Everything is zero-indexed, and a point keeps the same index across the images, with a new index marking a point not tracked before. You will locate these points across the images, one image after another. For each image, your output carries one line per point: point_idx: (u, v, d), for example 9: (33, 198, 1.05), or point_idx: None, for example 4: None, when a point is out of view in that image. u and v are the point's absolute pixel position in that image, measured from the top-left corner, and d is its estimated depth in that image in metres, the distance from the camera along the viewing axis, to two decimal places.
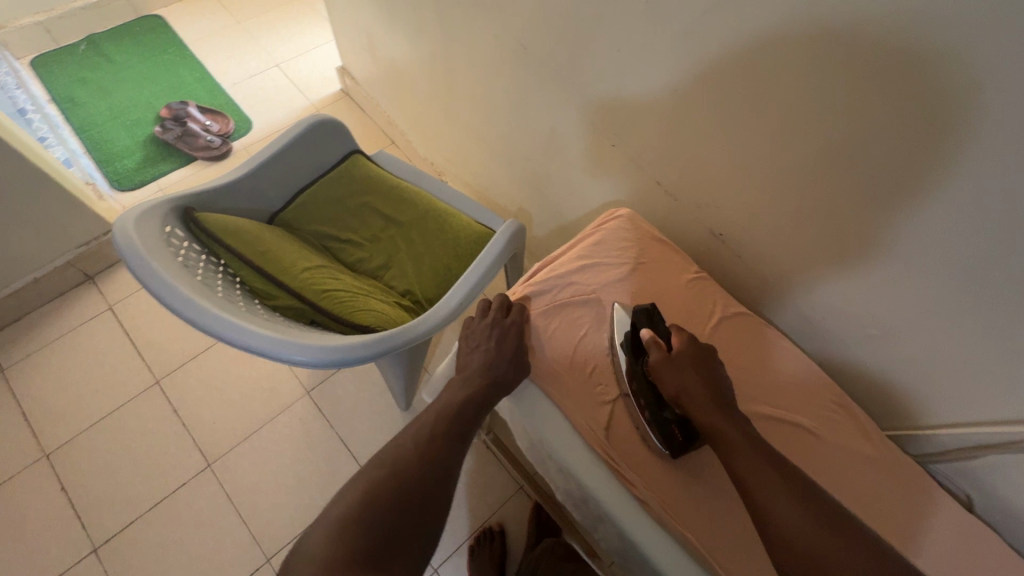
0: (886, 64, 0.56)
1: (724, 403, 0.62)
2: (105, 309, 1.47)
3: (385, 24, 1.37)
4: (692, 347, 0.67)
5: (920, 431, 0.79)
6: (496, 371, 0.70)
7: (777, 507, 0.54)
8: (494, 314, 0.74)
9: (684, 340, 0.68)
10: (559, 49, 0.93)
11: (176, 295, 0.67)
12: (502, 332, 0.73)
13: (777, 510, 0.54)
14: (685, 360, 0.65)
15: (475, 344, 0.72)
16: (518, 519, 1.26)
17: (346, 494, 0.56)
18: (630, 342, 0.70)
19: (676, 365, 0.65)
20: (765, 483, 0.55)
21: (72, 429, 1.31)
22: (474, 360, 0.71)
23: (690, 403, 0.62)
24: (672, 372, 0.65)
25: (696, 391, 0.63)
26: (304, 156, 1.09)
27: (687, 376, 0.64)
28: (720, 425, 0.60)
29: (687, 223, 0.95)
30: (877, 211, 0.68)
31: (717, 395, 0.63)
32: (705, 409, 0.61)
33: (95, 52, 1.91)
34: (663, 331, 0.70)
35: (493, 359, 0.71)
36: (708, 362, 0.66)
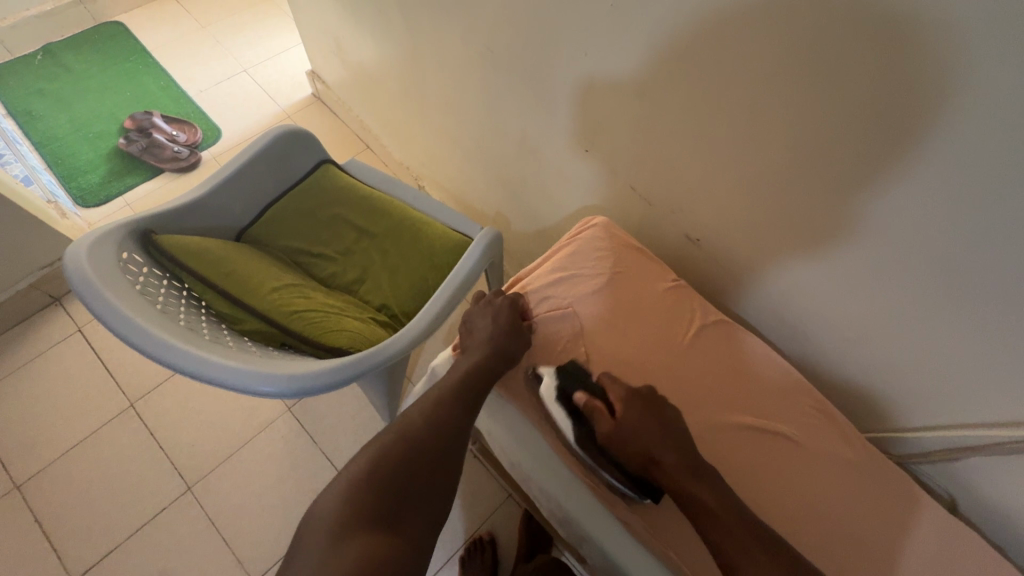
0: (855, 67, 0.55)
1: (687, 461, 0.61)
2: (74, 332, 1.42)
3: (351, 27, 1.33)
4: (637, 406, 0.65)
5: (902, 433, 0.79)
6: (497, 342, 0.71)
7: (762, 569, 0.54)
8: (488, 297, 0.78)
9: (622, 396, 0.66)
10: (528, 52, 0.91)
11: (132, 329, 0.64)
12: (497, 309, 0.75)
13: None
14: (633, 421, 0.64)
15: (475, 326, 0.75)
16: (508, 527, 1.25)
17: (318, 533, 0.54)
18: (567, 408, 0.67)
19: (629, 430, 0.63)
20: (745, 555, 0.55)
21: (44, 459, 1.27)
22: (474, 340, 0.73)
23: (656, 470, 0.62)
24: (626, 437, 0.63)
25: (657, 455, 0.62)
26: (271, 169, 1.05)
27: (648, 437, 0.63)
28: (694, 492, 0.59)
29: (664, 227, 0.93)
30: (852, 214, 0.67)
31: (674, 452, 0.62)
32: (675, 475, 0.61)
33: (53, 62, 1.84)
34: (595, 388, 0.68)
35: (489, 337, 0.71)
36: (656, 411, 0.65)
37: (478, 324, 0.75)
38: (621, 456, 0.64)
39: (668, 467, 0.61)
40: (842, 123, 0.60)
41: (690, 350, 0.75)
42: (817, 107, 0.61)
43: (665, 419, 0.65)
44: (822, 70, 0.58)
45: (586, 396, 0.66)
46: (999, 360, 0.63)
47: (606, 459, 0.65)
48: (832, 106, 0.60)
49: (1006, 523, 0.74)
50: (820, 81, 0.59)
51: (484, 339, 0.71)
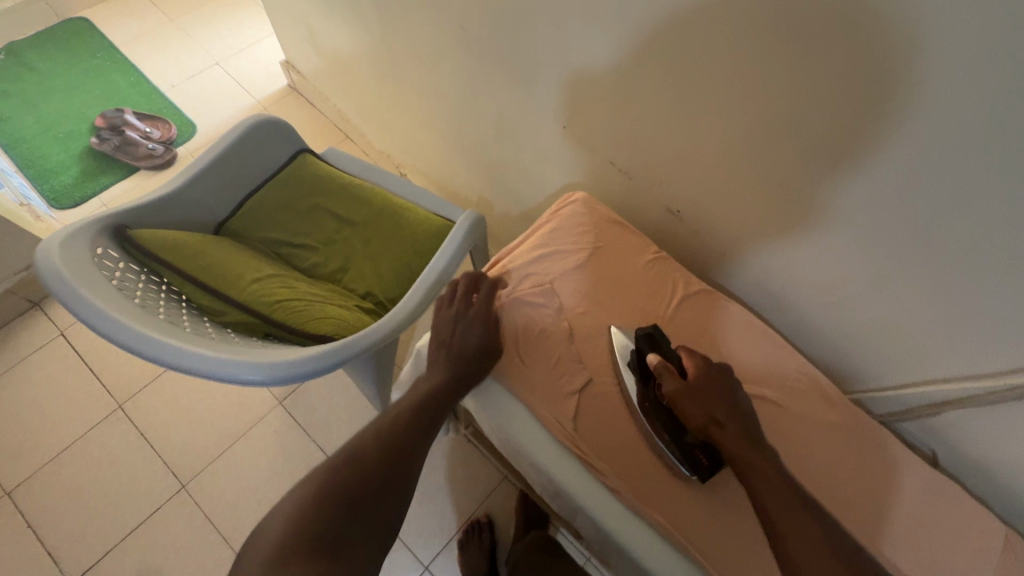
0: (825, 29, 0.55)
1: (752, 434, 0.59)
2: (57, 336, 1.40)
3: (322, 14, 1.31)
4: (709, 377, 0.64)
5: (883, 391, 0.81)
6: (464, 365, 0.69)
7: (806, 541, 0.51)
8: (459, 300, 0.73)
9: (701, 364, 0.65)
10: (501, 30, 0.90)
11: (109, 323, 0.63)
12: (466, 321, 0.72)
13: (804, 551, 0.50)
14: (705, 391, 0.63)
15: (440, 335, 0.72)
16: (505, 509, 1.26)
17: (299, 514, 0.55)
18: (638, 367, 0.68)
19: (701, 394, 0.62)
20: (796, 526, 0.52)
21: (33, 465, 1.25)
22: (438, 351, 0.71)
23: (722, 434, 0.60)
24: (693, 404, 0.62)
25: (724, 423, 0.60)
26: (246, 160, 1.03)
27: (715, 409, 0.61)
28: (754, 461, 0.57)
29: (644, 202, 0.93)
30: (825, 179, 0.68)
31: (743, 429, 0.60)
32: (740, 444, 0.59)
33: (17, 62, 1.79)
34: (670, 355, 0.67)
35: (456, 356, 0.70)
36: (729, 390, 0.63)
37: (445, 330, 0.72)
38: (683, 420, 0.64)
39: (732, 434, 0.59)
40: (814, 87, 0.60)
41: (672, 321, 0.75)
42: (790, 72, 0.61)
43: (734, 394, 0.63)
44: (794, 34, 0.58)
45: (661, 359, 0.65)
46: (973, 315, 0.64)
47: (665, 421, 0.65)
48: (805, 70, 0.59)
49: (984, 475, 0.76)
50: (793, 44, 0.58)
51: (450, 358, 0.70)
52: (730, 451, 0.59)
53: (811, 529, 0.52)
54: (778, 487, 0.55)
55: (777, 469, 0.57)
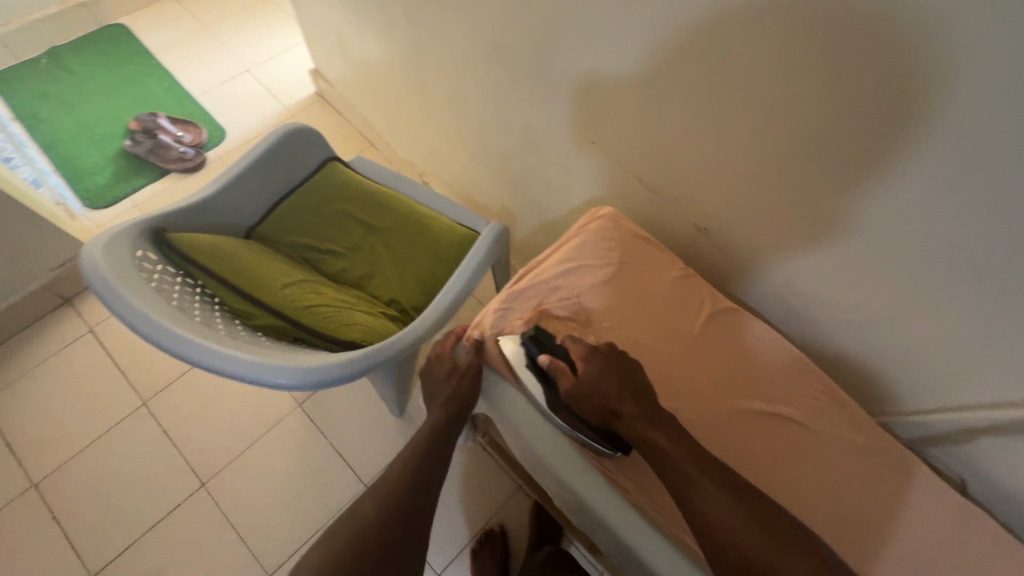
0: (861, 55, 0.56)
1: (643, 409, 0.65)
2: (86, 332, 1.44)
3: (354, 25, 1.34)
4: (595, 361, 0.68)
5: (910, 415, 0.80)
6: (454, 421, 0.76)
7: (710, 500, 0.58)
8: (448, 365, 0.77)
9: (582, 352, 0.69)
10: (533, 45, 0.91)
11: (150, 324, 0.65)
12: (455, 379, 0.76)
13: (715, 510, 0.58)
14: (596, 378, 0.66)
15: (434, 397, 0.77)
16: (518, 519, 1.26)
17: None
18: (534, 372, 0.69)
19: (589, 381, 0.66)
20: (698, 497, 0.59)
21: (60, 457, 1.28)
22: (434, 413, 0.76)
23: (619, 417, 0.65)
24: (587, 391, 0.66)
25: (616, 406, 0.65)
26: (278, 167, 1.06)
27: (608, 391, 0.66)
28: (651, 436, 0.63)
29: (670, 218, 0.94)
30: (855, 201, 0.68)
31: (633, 403, 0.65)
32: (636, 423, 0.64)
33: (58, 65, 1.85)
34: (558, 350, 0.70)
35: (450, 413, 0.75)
36: (616, 367, 0.68)
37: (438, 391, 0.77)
38: (585, 410, 0.67)
39: (627, 415, 0.65)
40: (848, 111, 0.60)
41: (698, 337, 0.75)
42: (824, 96, 0.61)
43: (622, 369, 0.68)
44: (829, 59, 0.58)
45: (550, 357, 0.69)
46: (1005, 341, 0.64)
47: (574, 415, 0.67)
48: (839, 94, 0.60)
49: (1014, 504, 0.75)
50: (829, 68, 0.59)
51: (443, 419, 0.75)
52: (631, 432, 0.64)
53: (712, 487, 0.59)
54: (672, 451, 0.62)
55: (671, 439, 0.62)
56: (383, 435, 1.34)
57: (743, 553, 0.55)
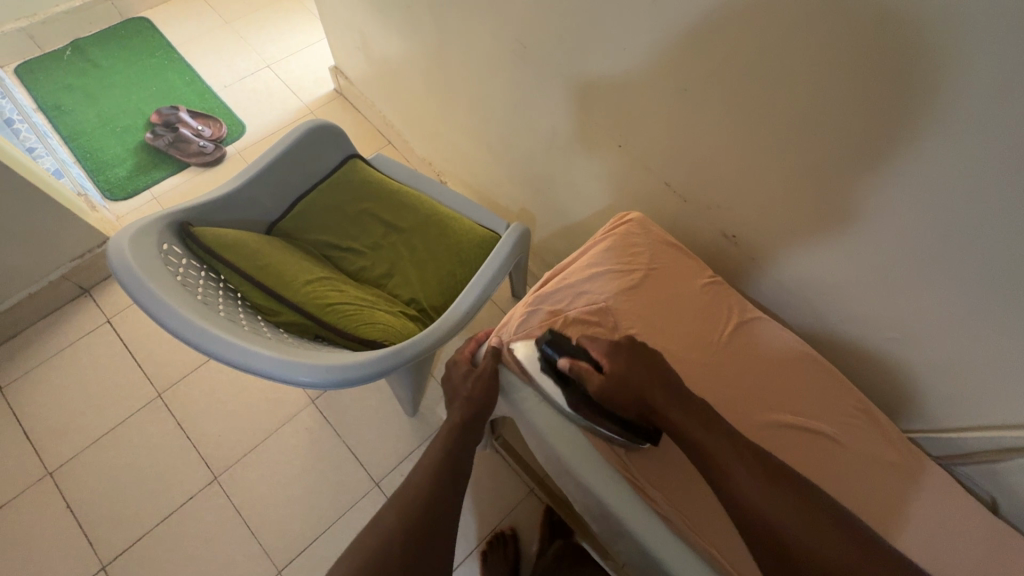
0: (915, 69, 0.54)
1: (674, 396, 0.63)
2: (104, 323, 1.45)
3: (378, 23, 1.34)
4: (619, 357, 0.66)
5: (941, 432, 0.79)
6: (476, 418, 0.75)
7: (746, 485, 0.57)
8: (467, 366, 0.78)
9: (606, 349, 0.67)
10: (562, 48, 0.90)
11: (176, 318, 0.65)
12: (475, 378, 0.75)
13: (751, 494, 0.56)
14: (623, 372, 0.65)
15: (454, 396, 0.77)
16: (529, 523, 1.25)
17: None
18: (555, 375, 0.68)
19: (618, 376, 0.64)
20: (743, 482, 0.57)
21: (75, 447, 1.29)
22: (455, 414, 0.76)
23: (650, 406, 0.63)
24: (615, 383, 0.64)
25: (648, 395, 0.63)
26: (301, 164, 1.06)
27: (637, 381, 0.64)
28: (684, 425, 0.61)
29: (697, 224, 0.93)
30: (891, 214, 0.66)
31: (662, 392, 0.64)
32: (668, 411, 0.62)
33: (81, 57, 1.87)
34: (578, 351, 0.68)
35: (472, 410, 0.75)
36: (642, 360, 0.66)
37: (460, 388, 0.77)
38: (612, 405, 0.65)
39: (658, 404, 0.63)
40: (896, 124, 0.59)
41: (727, 348, 0.74)
42: (870, 109, 0.60)
43: (648, 362, 0.66)
44: (880, 72, 0.57)
45: (571, 360, 0.66)
46: None
47: (600, 412, 0.66)
48: (887, 108, 0.59)
49: None
50: (879, 81, 0.57)
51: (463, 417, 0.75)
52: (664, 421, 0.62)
53: (748, 475, 0.58)
54: (706, 440, 0.60)
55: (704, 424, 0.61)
56: (397, 434, 1.34)
57: (782, 537, 0.54)
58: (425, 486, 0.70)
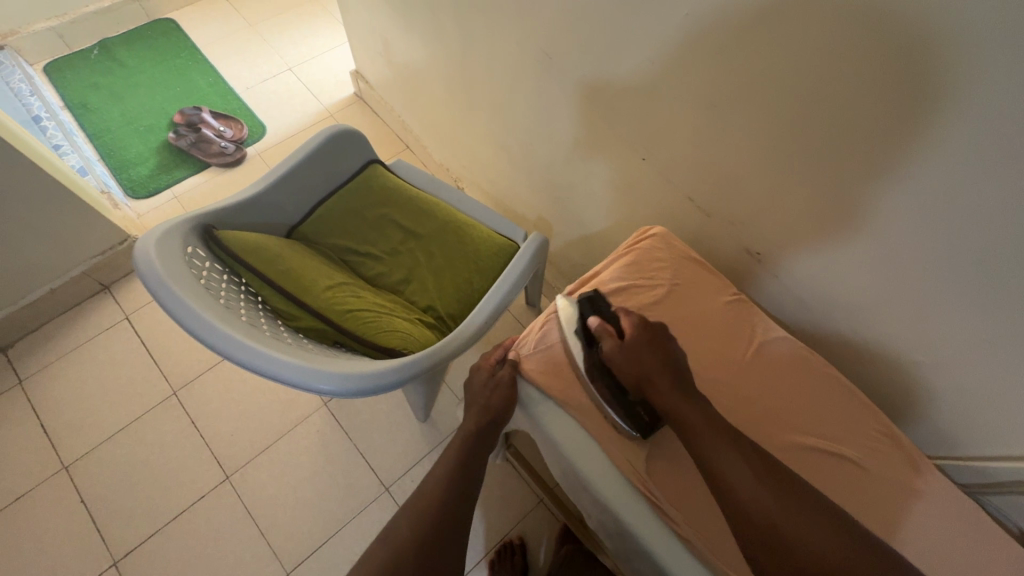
0: (962, 95, 0.53)
1: (680, 384, 0.65)
2: (122, 320, 1.47)
3: (401, 29, 1.35)
4: (645, 331, 0.69)
5: (969, 459, 0.77)
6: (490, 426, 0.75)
7: (733, 463, 0.59)
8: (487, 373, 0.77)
9: (634, 323, 0.71)
10: (588, 59, 0.90)
11: (200, 322, 0.66)
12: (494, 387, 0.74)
13: (735, 471, 0.58)
14: (640, 348, 0.68)
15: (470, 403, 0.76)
16: (538, 533, 1.24)
17: None
18: (582, 331, 0.72)
19: (635, 349, 0.68)
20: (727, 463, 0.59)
21: (91, 441, 1.30)
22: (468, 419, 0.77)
23: (651, 387, 0.65)
24: (629, 354, 0.67)
25: (653, 376, 0.65)
26: (322, 168, 1.07)
27: (646, 362, 0.66)
28: (682, 408, 0.63)
29: (720, 240, 0.92)
30: (926, 236, 0.65)
31: (669, 376, 0.65)
32: (666, 393, 0.64)
33: (108, 57, 1.90)
34: (610, 316, 0.73)
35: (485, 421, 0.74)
36: (662, 343, 0.69)
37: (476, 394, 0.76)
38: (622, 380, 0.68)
39: (660, 385, 0.65)
40: (939, 151, 0.58)
41: (750, 367, 0.73)
42: (913, 134, 0.59)
43: (665, 346, 0.69)
44: (925, 97, 0.56)
45: (600, 320, 0.71)
46: None
47: (609, 387, 0.69)
48: (930, 134, 0.57)
49: None
50: (924, 105, 0.56)
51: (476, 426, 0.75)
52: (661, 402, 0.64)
53: (739, 459, 0.59)
54: (702, 424, 0.62)
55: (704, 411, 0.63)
56: (408, 439, 1.34)
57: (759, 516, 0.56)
58: (439, 500, 0.70)
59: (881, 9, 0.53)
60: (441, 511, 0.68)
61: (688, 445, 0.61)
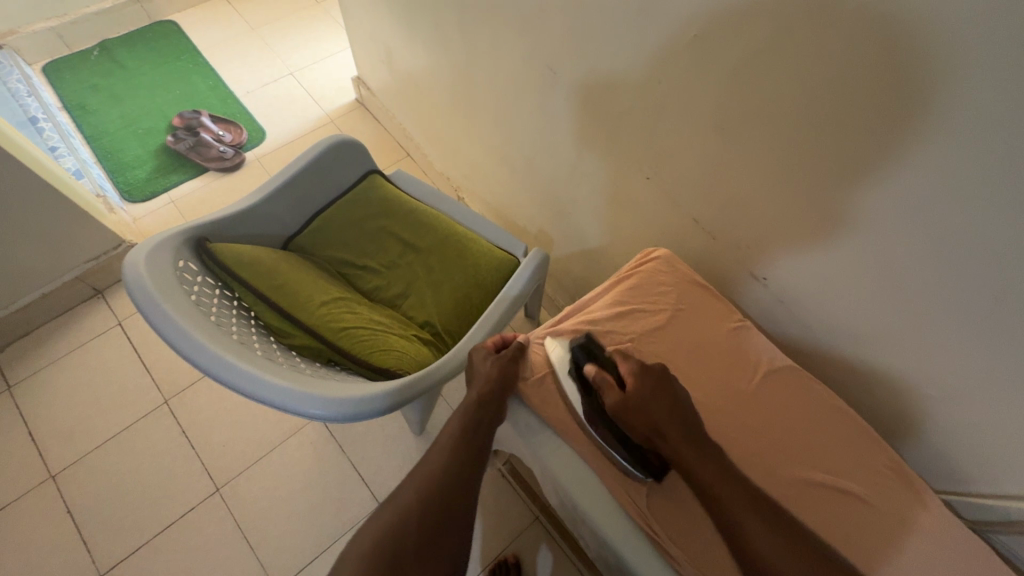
0: (979, 130, 0.51)
1: (689, 432, 0.64)
2: (115, 325, 1.44)
3: (404, 37, 1.33)
4: (646, 378, 0.67)
5: (978, 496, 0.75)
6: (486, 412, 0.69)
7: (751, 529, 0.58)
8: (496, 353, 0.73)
9: (633, 369, 0.68)
10: (595, 74, 0.88)
11: (189, 342, 0.63)
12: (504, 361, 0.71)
13: (753, 537, 0.58)
14: (643, 398, 0.65)
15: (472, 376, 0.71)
16: (535, 551, 1.20)
17: None
18: (580, 381, 0.69)
19: (638, 401, 0.65)
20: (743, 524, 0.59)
21: (79, 450, 1.28)
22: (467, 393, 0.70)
23: (661, 440, 0.63)
24: (632, 405, 0.65)
25: (662, 428, 0.64)
26: (321, 179, 1.05)
27: (653, 412, 0.64)
28: (693, 462, 0.62)
29: (725, 262, 0.90)
30: (937, 268, 0.63)
31: (679, 427, 0.64)
32: (678, 445, 0.63)
33: (108, 58, 1.88)
34: (607, 362, 0.71)
35: (480, 403, 0.69)
36: (668, 388, 0.66)
37: (480, 367, 0.72)
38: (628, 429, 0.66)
39: (672, 438, 0.63)
40: (949, 184, 0.57)
41: (754, 398, 0.71)
42: (921, 165, 0.58)
43: (672, 391, 0.66)
44: (935, 129, 0.54)
45: (598, 369, 0.69)
46: None
47: (616, 435, 0.66)
48: (940, 166, 0.56)
49: None
50: (939, 138, 0.55)
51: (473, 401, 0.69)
52: (675, 455, 0.63)
53: (755, 519, 0.59)
54: (716, 480, 0.61)
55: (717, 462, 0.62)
56: (402, 453, 1.32)
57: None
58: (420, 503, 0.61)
59: (897, 39, 0.52)
60: (426, 520, 0.61)
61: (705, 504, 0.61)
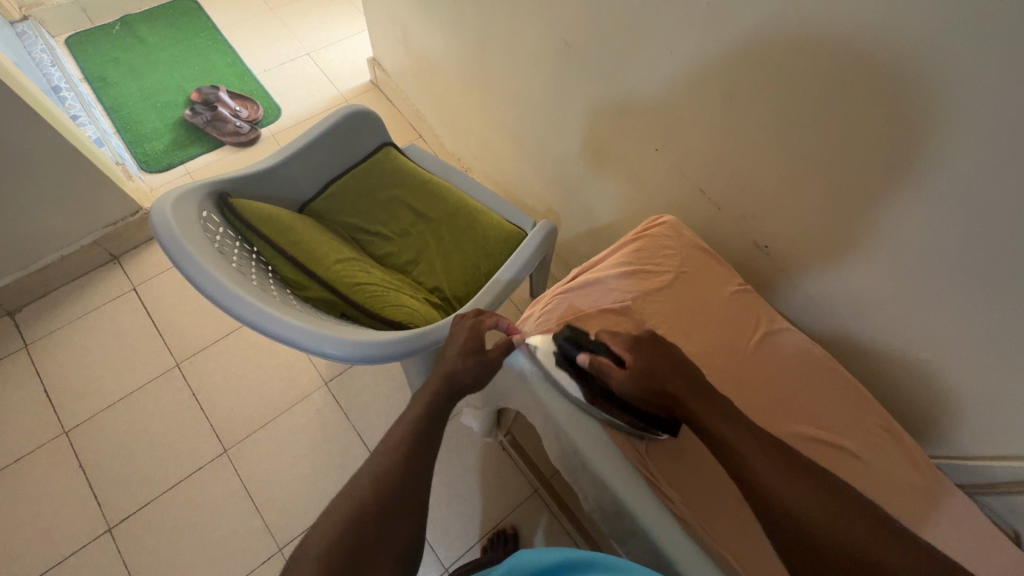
0: (957, 95, 0.54)
1: (692, 384, 0.63)
2: (130, 291, 1.48)
3: (420, 17, 1.36)
4: (637, 357, 0.65)
5: (967, 461, 0.77)
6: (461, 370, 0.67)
7: (770, 471, 0.57)
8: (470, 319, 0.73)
9: (626, 344, 0.66)
10: (606, 51, 0.90)
11: (211, 281, 0.66)
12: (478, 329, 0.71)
13: (778, 480, 0.56)
14: (645, 367, 0.64)
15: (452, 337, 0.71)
16: (534, 521, 1.23)
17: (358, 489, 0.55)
18: (573, 372, 0.67)
19: (641, 370, 0.63)
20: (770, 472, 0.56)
21: (92, 408, 1.31)
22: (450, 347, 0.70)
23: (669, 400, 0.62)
24: (641, 377, 0.63)
25: (666, 386, 0.62)
26: (337, 146, 1.08)
27: (659, 367, 0.63)
28: (703, 413, 0.60)
29: (729, 234, 0.92)
30: (925, 231, 0.66)
31: (682, 380, 0.63)
32: (685, 400, 0.61)
33: (129, 32, 1.92)
34: (598, 347, 0.67)
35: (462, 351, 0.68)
36: (663, 352, 0.66)
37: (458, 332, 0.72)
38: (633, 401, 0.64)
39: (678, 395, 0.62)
40: (934, 152, 0.59)
41: (752, 357, 0.74)
42: (910, 135, 0.60)
43: (665, 356, 0.65)
44: (918, 98, 0.57)
45: (590, 356, 0.65)
46: None
47: (617, 404, 0.66)
48: (929, 134, 0.59)
49: None
50: (919, 106, 0.58)
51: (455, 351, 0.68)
52: (684, 411, 0.61)
53: (763, 454, 0.58)
54: (730, 433, 0.59)
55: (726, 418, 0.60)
56: None
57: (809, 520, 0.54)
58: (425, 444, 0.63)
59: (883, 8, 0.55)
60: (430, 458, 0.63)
61: (721, 453, 0.59)
